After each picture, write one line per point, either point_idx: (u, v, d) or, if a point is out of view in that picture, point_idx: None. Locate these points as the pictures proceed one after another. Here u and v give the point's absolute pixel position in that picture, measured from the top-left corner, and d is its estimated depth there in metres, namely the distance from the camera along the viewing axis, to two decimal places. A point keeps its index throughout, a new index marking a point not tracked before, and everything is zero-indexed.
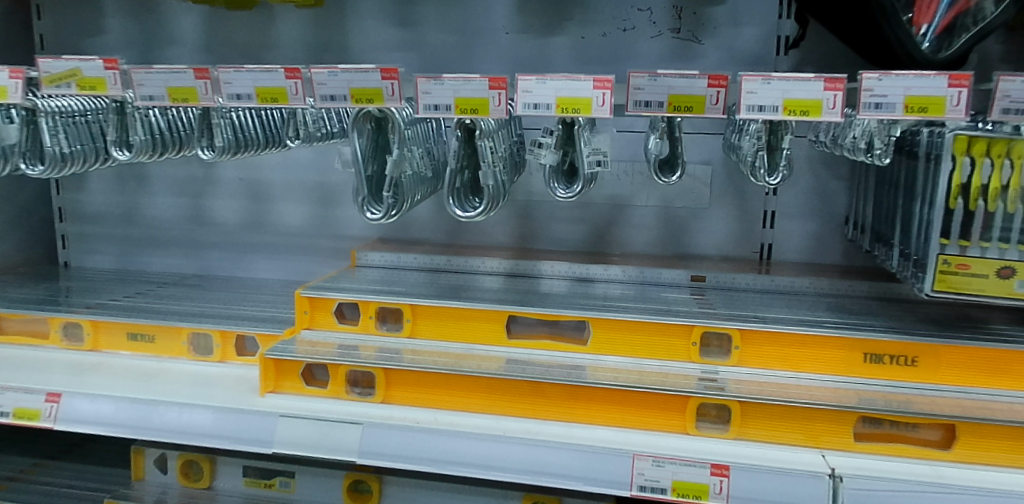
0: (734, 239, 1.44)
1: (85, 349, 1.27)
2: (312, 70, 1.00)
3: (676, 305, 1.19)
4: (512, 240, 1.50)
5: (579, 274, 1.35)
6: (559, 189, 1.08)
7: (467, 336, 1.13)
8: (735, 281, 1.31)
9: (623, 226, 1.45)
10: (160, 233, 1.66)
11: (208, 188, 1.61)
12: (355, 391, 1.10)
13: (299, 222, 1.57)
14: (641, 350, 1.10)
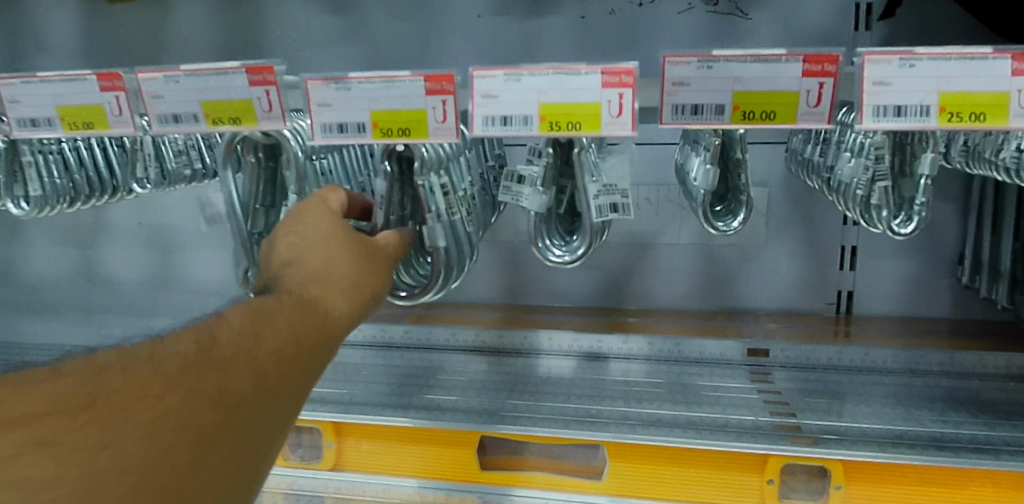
0: (802, 288, 1.01)
1: None
2: (137, 74, 0.61)
3: (735, 410, 0.77)
4: (495, 295, 1.08)
5: (588, 349, 0.94)
6: (551, 247, 0.68)
7: (414, 471, 0.74)
8: (814, 357, 0.89)
9: (647, 273, 1.04)
10: (46, 295, 1.21)
11: (100, 234, 1.17)
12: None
13: (216, 277, 1.14)
14: (685, 492, 0.70)
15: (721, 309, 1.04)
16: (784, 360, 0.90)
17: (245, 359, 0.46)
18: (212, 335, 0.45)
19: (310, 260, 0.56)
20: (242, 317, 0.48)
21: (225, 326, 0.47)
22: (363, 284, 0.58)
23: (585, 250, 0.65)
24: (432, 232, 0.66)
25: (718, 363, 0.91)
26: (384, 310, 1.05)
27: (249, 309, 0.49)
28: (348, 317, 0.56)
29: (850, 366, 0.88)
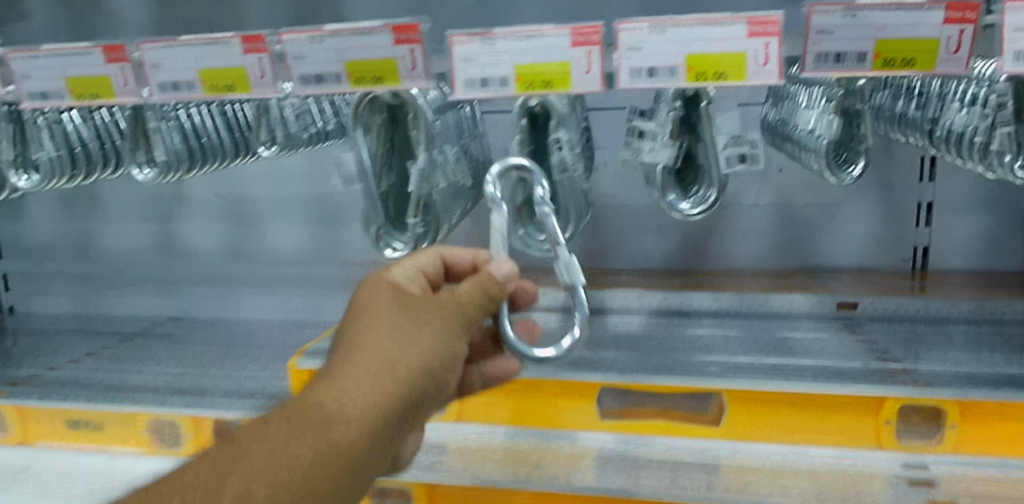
0: (879, 245, 1.03)
1: (12, 444, 0.87)
2: (283, 36, 0.63)
3: (840, 358, 0.79)
4: (574, 260, 1.10)
5: (676, 307, 0.96)
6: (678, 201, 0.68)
7: (540, 422, 0.77)
8: (903, 309, 0.91)
9: (726, 234, 1.05)
10: (127, 269, 1.22)
11: (180, 207, 1.19)
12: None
13: (294, 247, 1.16)
14: (808, 436, 0.72)
15: (800, 268, 1.05)
16: (872, 314, 0.91)
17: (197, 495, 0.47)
18: (178, 475, 0.49)
19: (343, 334, 0.56)
20: (251, 428, 0.51)
21: (207, 456, 0.50)
22: (381, 365, 0.53)
23: (715, 200, 0.66)
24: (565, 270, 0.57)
25: (806, 316, 0.93)
26: None
27: (246, 430, 0.51)
28: (362, 417, 0.52)
29: (939, 317, 0.90)
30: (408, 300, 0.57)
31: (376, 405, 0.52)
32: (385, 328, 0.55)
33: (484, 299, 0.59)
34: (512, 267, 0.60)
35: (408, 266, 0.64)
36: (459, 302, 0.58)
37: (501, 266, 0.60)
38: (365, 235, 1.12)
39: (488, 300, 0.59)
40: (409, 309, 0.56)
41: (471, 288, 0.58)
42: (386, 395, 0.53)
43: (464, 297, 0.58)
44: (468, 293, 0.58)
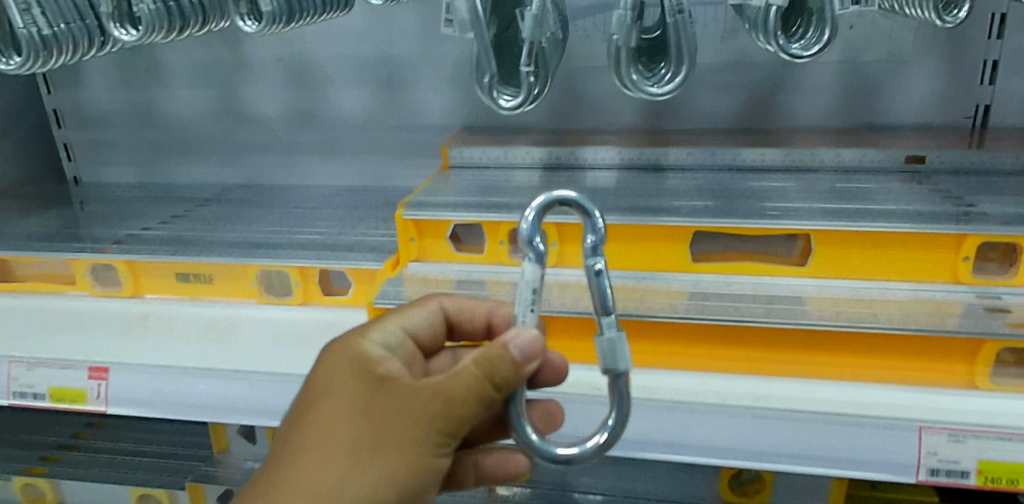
0: (940, 102, 1.05)
1: (125, 296, 0.93)
2: None
3: (916, 202, 0.83)
4: (639, 120, 1.12)
5: (743, 164, 0.97)
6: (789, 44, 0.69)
7: (635, 263, 0.81)
8: (967, 161, 0.94)
9: (792, 91, 1.07)
10: (188, 136, 1.23)
11: (239, 73, 1.18)
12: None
13: (359, 111, 1.17)
14: (889, 270, 0.77)
15: (861, 125, 1.08)
16: (940, 167, 0.94)
17: None
18: None
19: (302, 413, 0.55)
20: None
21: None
22: None
23: (830, 39, 0.68)
24: (607, 344, 0.54)
25: (876, 170, 0.95)
26: (538, 135, 1.09)
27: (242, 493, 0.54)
28: None
29: (1003, 170, 0.93)
30: (383, 399, 0.53)
31: None
32: (347, 455, 0.52)
33: (484, 392, 0.51)
34: (532, 338, 0.51)
35: (393, 329, 0.64)
36: (449, 401, 0.51)
37: (519, 336, 0.51)
38: (432, 97, 1.13)
39: (484, 396, 0.51)
40: (379, 408, 0.53)
41: (465, 381, 0.51)
42: None
43: (458, 393, 0.51)
44: (460, 395, 0.51)
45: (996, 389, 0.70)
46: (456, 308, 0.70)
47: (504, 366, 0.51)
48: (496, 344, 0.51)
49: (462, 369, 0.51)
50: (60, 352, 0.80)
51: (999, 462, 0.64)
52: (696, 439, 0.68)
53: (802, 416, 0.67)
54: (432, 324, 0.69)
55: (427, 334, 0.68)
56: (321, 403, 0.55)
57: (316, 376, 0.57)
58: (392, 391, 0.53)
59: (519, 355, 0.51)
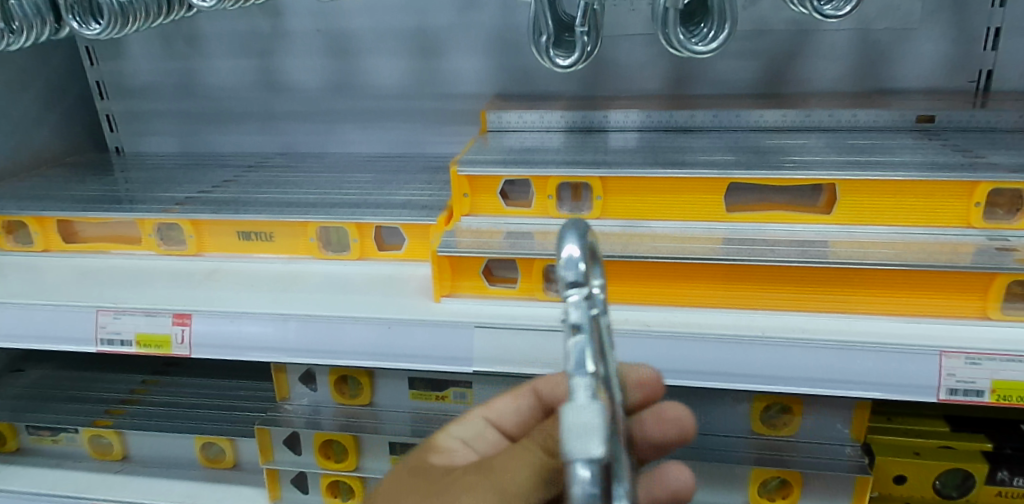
0: (946, 67, 1.11)
1: (189, 254, 0.99)
2: None
3: (930, 154, 0.90)
4: (662, 85, 1.18)
5: (766, 124, 1.04)
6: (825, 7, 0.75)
7: (675, 212, 0.88)
8: (975, 120, 1.01)
9: (808, 58, 1.14)
10: (229, 106, 1.30)
11: (279, 43, 1.24)
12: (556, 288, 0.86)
13: (394, 80, 1.22)
14: (909, 216, 0.84)
15: (872, 90, 1.15)
16: (949, 125, 1.01)
17: None
18: None
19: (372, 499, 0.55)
20: None
21: None
22: None
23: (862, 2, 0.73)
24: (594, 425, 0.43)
25: (889, 129, 1.02)
26: (568, 101, 1.15)
27: None
28: None
29: (1007, 128, 1.00)
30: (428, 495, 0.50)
31: None
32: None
33: (535, 462, 0.44)
34: None
35: (476, 421, 0.63)
36: (496, 479, 0.45)
37: None
38: (465, 66, 1.19)
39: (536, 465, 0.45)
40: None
41: (512, 453, 0.45)
42: None
43: (506, 469, 0.45)
44: (506, 464, 0.45)
45: (1008, 319, 0.78)
46: (550, 395, 0.63)
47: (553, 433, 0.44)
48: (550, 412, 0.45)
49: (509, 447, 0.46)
50: (146, 300, 0.88)
51: (1011, 382, 0.73)
52: (742, 365, 0.77)
53: (834, 343, 0.75)
54: (522, 406, 0.64)
55: (516, 421, 0.64)
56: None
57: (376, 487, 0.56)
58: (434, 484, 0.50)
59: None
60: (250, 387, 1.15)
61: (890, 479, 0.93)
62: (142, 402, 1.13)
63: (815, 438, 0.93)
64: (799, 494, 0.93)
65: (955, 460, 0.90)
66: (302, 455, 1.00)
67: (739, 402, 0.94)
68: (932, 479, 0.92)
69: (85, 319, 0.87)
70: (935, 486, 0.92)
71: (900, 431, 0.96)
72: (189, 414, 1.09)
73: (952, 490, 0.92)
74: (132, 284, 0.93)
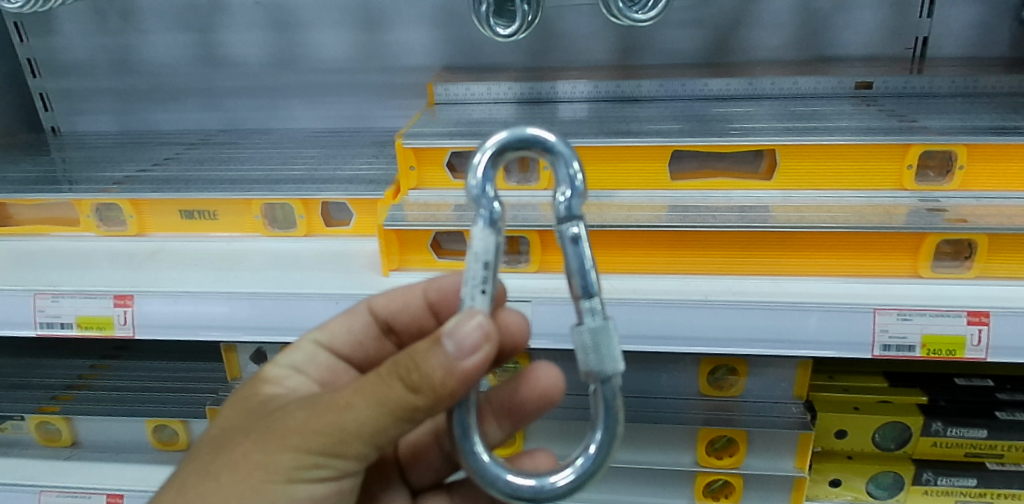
0: (884, 33, 1.14)
1: (131, 235, 0.97)
2: None
3: (865, 119, 0.92)
4: (608, 54, 1.18)
5: (707, 93, 1.05)
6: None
7: (618, 181, 0.89)
8: (910, 84, 1.03)
9: (751, 26, 1.15)
10: (169, 82, 1.26)
11: (218, 17, 1.20)
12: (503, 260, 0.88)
13: (339, 53, 1.20)
14: (844, 180, 0.86)
15: (813, 56, 1.17)
16: (886, 92, 1.04)
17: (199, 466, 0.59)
18: (210, 445, 0.60)
19: (247, 419, 0.61)
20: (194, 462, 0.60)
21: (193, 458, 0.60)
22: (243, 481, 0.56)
23: None
24: (588, 335, 0.55)
25: (829, 96, 1.04)
26: (515, 72, 1.15)
27: (209, 439, 0.61)
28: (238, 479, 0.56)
29: (940, 93, 1.03)
30: (267, 443, 0.57)
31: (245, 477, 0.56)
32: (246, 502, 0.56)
33: (386, 405, 0.53)
34: (519, 322, 0.66)
35: (304, 345, 0.73)
36: (340, 421, 0.55)
37: (459, 329, 0.52)
38: (411, 38, 1.18)
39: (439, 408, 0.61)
40: (268, 459, 0.56)
41: (374, 384, 0.53)
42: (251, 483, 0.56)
43: (357, 405, 0.54)
44: (354, 401, 0.54)
45: (937, 277, 0.81)
46: (385, 314, 0.73)
47: (417, 369, 0.52)
48: (423, 350, 0.52)
49: (374, 372, 0.54)
50: (86, 282, 0.86)
51: (941, 336, 0.76)
52: (686, 329, 0.79)
53: (777, 304, 0.77)
54: (351, 327, 0.74)
55: (347, 341, 0.75)
56: (219, 446, 0.59)
57: (217, 422, 0.63)
58: (278, 426, 0.57)
59: (455, 350, 0.51)
60: (201, 369, 1.14)
61: (831, 434, 0.98)
62: (90, 386, 1.11)
63: (757, 397, 0.97)
64: (743, 452, 0.95)
65: (892, 412, 0.94)
66: None
67: (685, 364, 0.96)
68: (871, 431, 0.96)
69: (22, 303, 0.85)
70: (873, 439, 0.97)
71: (840, 386, 0.99)
72: (139, 398, 1.08)
73: (890, 442, 0.97)
74: (71, 266, 0.91)
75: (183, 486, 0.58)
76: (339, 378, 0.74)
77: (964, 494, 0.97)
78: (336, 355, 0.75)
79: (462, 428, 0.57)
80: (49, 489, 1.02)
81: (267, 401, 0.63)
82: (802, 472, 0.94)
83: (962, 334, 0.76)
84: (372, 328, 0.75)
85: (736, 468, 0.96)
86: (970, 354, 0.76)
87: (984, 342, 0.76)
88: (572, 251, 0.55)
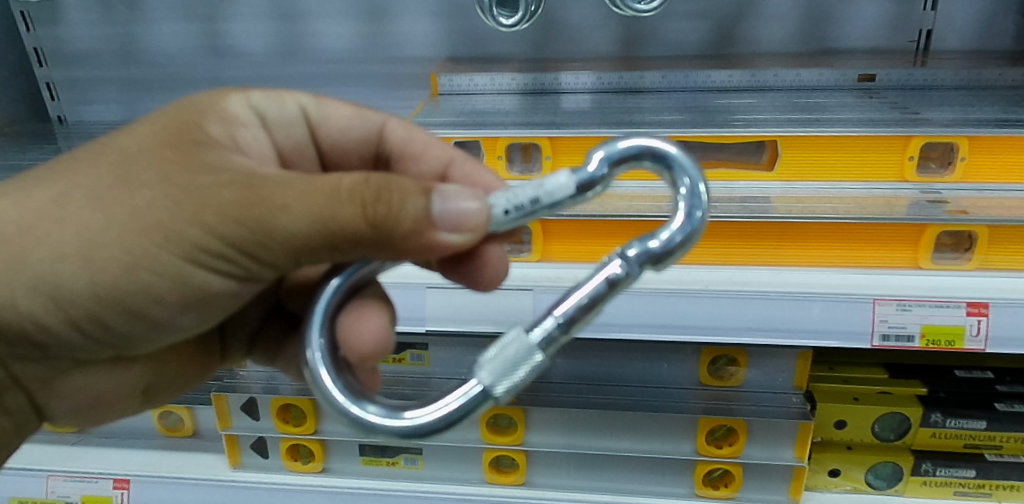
0: (888, 26, 1.14)
1: None
2: None
3: (868, 111, 0.92)
4: (612, 46, 1.18)
5: (710, 84, 1.06)
6: None
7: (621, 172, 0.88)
8: (913, 77, 1.03)
9: (755, 18, 1.15)
10: (174, 72, 1.27)
11: (223, 7, 1.21)
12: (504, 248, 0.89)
13: (343, 44, 1.21)
14: (846, 171, 0.86)
15: (816, 49, 1.17)
16: (888, 84, 1.04)
17: (102, 189, 0.57)
18: (125, 161, 0.58)
19: (179, 158, 0.57)
20: (99, 174, 0.58)
21: (101, 172, 0.58)
22: (142, 226, 0.56)
23: None
24: (518, 350, 0.49)
25: (832, 88, 1.04)
26: (519, 63, 1.15)
27: (128, 155, 0.58)
28: (140, 225, 0.56)
29: (943, 85, 1.03)
30: (185, 194, 0.55)
31: (145, 229, 0.56)
32: (138, 251, 0.57)
33: (321, 220, 0.51)
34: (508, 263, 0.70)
35: (287, 102, 0.72)
36: (270, 213, 0.52)
37: (446, 204, 0.51)
38: (415, 29, 1.18)
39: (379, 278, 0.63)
40: (174, 222, 0.55)
41: (325, 195, 0.51)
42: (149, 238, 0.56)
43: (294, 209, 0.51)
44: (293, 204, 0.52)
45: (937, 268, 0.82)
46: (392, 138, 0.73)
47: (379, 205, 0.50)
48: (398, 194, 0.50)
49: (329, 184, 0.51)
50: None
51: (940, 326, 0.77)
52: (686, 318, 0.79)
53: (777, 294, 0.78)
54: (347, 124, 0.74)
55: (338, 132, 0.74)
56: (128, 177, 0.57)
57: (145, 133, 0.60)
58: (196, 191, 0.55)
59: (428, 206, 0.51)
60: None
61: (831, 424, 0.98)
62: None
63: (757, 388, 0.98)
64: (743, 442, 0.95)
65: (892, 402, 0.95)
66: (259, 420, 1.03)
67: (685, 354, 0.97)
68: (871, 422, 0.96)
69: None
70: (873, 431, 0.97)
71: (840, 378, 1.00)
72: None
73: (890, 433, 0.97)
74: None
75: (87, 200, 0.57)
76: (302, 159, 0.74)
77: (962, 485, 0.97)
78: (314, 138, 0.74)
79: (320, 321, 0.55)
80: (56, 474, 1.05)
81: (203, 144, 0.59)
82: (803, 462, 0.94)
83: (961, 325, 0.76)
84: (367, 144, 0.74)
85: (734, 458, 0.96)
86: (968, 344, 0.77)
87: (982, 333, 0.76)
88: (599, 289, 0.50)
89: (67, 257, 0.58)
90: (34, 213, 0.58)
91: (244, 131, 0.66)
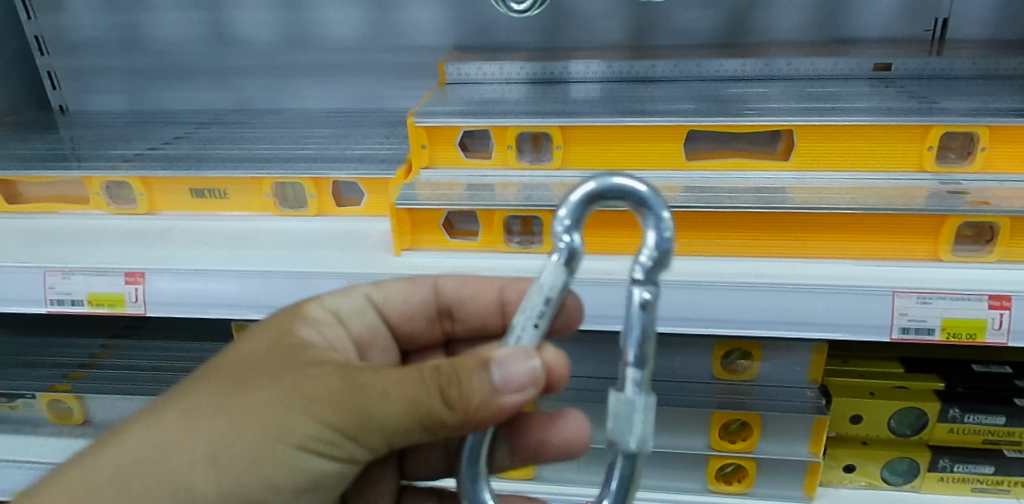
0: (902, 15, 1.12)
1: (141, 213, 0.96)
2: None
3: (884, 100, 0.90)
4: (621, 35, 1.17)
5: (722, 74, 1.04)
6: None
7: (632, 162, 0.87)
8: (929, 66, 1.01)
9: (767, 6, 1.13)
10: (178, 61, 1.25)
11: None
12: (514, 241, 0.87)
13: (348, 32, 1.19)
14: (863, 161, 0.84)
15: (829, 38, 1.15)
16: (904, 73, 1.02)
17: (209, 406, 0.53)
18: (228, 378, 0.55)
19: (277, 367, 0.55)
20: (206, 391, 0.55)
21: (206, 391, 0.55)
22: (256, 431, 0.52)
23: None
24: (623, 407, 0.51)
25: (847, 78, 1.02)
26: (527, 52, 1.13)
27: (229, 375, 0.55)
28: (251, 435, 0.52)
29: (960, 75, 1.01)
30: (286, 398, 0.52)
31: (257, 437, 0.52)
32: (251, 460, 0.52)
33: (417, 411, 0.49)
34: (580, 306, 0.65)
35: (353, 296, 0.71)
36: (368, 408, 0.50)
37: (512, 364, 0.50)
38: (421, 17, 1.16)
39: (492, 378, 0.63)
40: (279, 423, 0.52)
41: (410, 382, 0.50)
42: (261, 443, 0.52)
43: (391, 396, 0.50)
44: (390, 389, 0.50)
45: (957, 260, 0.80)
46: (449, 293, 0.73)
47: (457, 383, 0.49)
48: (472, 370, 0.49)
49: (412, 368, 0.51)
50: (98, 260, 0.85)
51: (961, 319, 0.75)
52: (701, 310, 0.78)
53: (794, 286, 0.76)
54: (409, 296, 0.73)
55: (400, 308, 0.73)
56: (241, 385, 0.54)
57: (243, 350, 0.58)
58: (305, 387, 0.52)
59: (501, 379, 0.49)
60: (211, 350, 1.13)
61: (847, 420, 0.96)
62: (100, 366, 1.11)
63: (771, 382, 0.96)
64: (757, 437, 0.94)
65: (908, 398, 0.93)
66: None
67: (698, 348, 0.96)
68: (887, 417, 0.95)
69: (34, 279, 0.84)
70: (889, 426, 0.96)
71: (857, 373, 0.98)
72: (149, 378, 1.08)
73: (907, 428, 0.96)
74: (82, 243, 0.90)
75: (194, 416, 0.53)
76: (376, 341, 0.72)
77: (980, 481, 0.96)
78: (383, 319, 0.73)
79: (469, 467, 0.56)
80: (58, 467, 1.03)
81: (300, 348, 0.58)
82: (818, 457, 0.92)
83: (983, 318, 0.74)
84: (430, 305, 0.73)
85: (749, 453, 0.95)
86: (991, 337, 0.75)
87: (1004, 326, 0.74)
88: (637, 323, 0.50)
89: (183, 471, 0.51)
90: (140, 448, 0.53)
91: (327, 331, 0.65)
